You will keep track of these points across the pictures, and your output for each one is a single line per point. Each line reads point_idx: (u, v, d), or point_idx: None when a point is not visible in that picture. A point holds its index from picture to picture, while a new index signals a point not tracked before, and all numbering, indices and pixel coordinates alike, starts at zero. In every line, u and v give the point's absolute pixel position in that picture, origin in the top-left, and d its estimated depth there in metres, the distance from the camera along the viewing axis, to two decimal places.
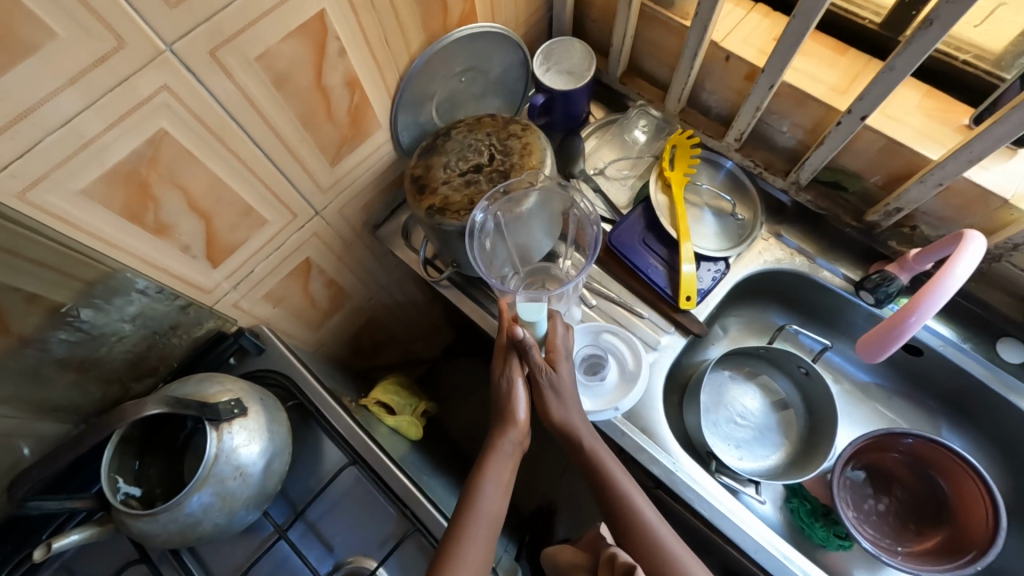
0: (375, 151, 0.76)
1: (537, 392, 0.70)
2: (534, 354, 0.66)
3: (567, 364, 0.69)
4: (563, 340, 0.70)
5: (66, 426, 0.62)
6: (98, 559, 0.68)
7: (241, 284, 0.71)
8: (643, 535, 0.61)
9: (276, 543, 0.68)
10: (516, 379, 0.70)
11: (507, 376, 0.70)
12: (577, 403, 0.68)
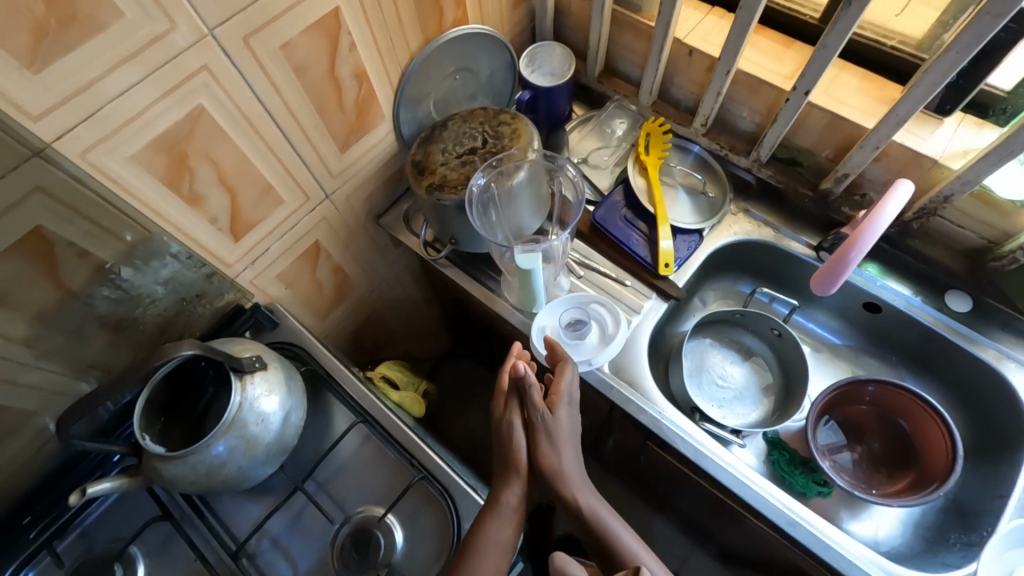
0: (379, 142, 0.84)
1: (532, 437, 0.72)
2: (534, 394, 0.71)
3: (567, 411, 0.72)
4: (566, 388, 0.73)
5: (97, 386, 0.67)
6: (123, 521, 0.72)
7: (257, 261, 0.78)
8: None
9: (294, 494, 0.73)
10: (515, 422, 0.72)
11: (506, 420, 0.73)
12: (571, 451, 0.72)
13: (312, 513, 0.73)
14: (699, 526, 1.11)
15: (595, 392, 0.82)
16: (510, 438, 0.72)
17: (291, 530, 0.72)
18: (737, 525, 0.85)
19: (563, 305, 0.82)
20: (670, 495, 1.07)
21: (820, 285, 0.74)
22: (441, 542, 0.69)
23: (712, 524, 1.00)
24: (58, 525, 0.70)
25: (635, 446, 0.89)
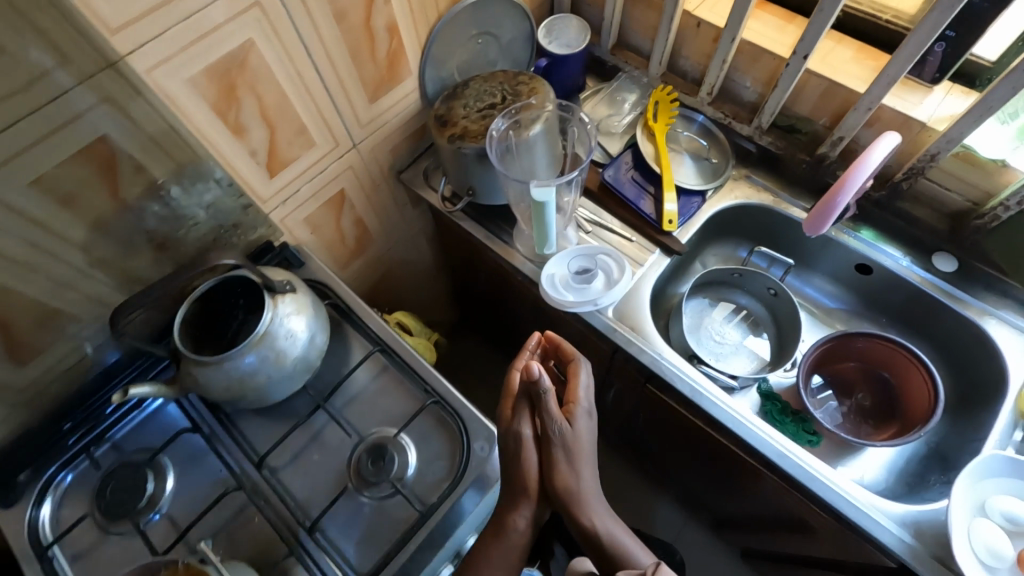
0: (405, 98, 0.90)
1: (546, 450, 0.75)
2: (551, 403, 0.73)
3: (584, 422, 0.76)
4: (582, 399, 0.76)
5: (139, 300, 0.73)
6: (154, 433, 0.78)
7: (288, 201, 0.84)
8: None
9: (316, 413, 0.78)
10: (525, 431, 0.75)
11: (515, 430, 0.75)
12: (586, 468, 0.75)
13: (330, 432, 0.78)
14: (694, 488, 1.15)
15: (599, 337, 0.87)
16: (520, 452, 0.74)
17: (312, 445, 0.77)
18: (728, 469, 0.89)
19: (570, 255, 0.87)
20: (667, 455, 1.11)
21: (811, 226, 0.78)
22: (451, 460, 0.74)
23: (706, 480, 1.04)
24: (95, 433, 0.76)
25: (635, 395, 0.94)
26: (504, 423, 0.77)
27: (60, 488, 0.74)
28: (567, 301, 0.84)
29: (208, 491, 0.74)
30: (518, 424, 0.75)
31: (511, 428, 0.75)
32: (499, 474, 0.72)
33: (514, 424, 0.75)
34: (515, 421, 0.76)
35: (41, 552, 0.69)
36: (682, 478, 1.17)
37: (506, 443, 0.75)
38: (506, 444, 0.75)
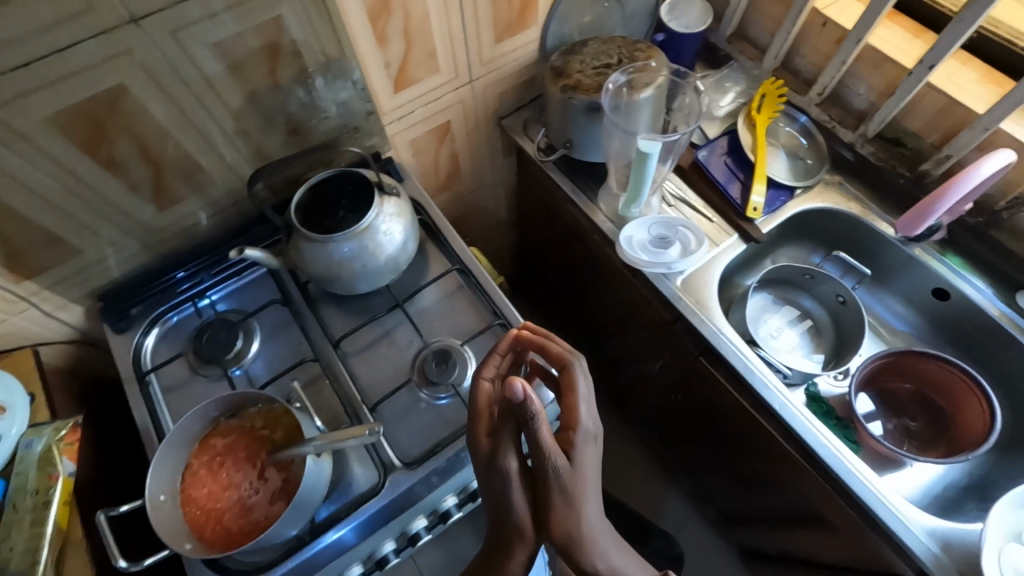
0: (525, 45, 0.95)
1: (539, 487, 0.58)
2: (544, 433, 0.55)
3: (589, 448, 0.60)
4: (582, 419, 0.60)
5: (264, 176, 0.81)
6: (249, 301, 0.87)
7: (402, 119, 0.90)
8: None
9: (392, 311, 0.84)
10: (511, 464, 0.57)
11: (498, 462, 0.57)
12: (592, 506, 0.59)
13: (401, 332, 0.84)
14: (711, 479, 1.17)
15: (662, 304, 0.91)
16: (508, 489, 0.57)
17: (382, 340, 0.84)
18: (757, 457, 0.91)
19: (651, 222, 0.91)
20: (693, 441, 1.13)
21: (907, 225, 0.86)
22: None
23: (727, 471, 1.06)
24: (201, 287, 0.85)
25: (681, 370, 0.97)
26: (483, 449, 0.59)
27: (162, 329, 0.83)
28: (641, 261, 0.88)
29: (286, 360, 0.82)
30: (504, 458, 0.57)
31: (492, 461, 0.58)
32: None
33: (500, 459, 0.57)
34: (496, 451, 0.58)
35: (140, 379, 0.79)
36: (701, 469, 1.19)
37: (488, 477, 0.58)
38: (487, 474, 0.58)
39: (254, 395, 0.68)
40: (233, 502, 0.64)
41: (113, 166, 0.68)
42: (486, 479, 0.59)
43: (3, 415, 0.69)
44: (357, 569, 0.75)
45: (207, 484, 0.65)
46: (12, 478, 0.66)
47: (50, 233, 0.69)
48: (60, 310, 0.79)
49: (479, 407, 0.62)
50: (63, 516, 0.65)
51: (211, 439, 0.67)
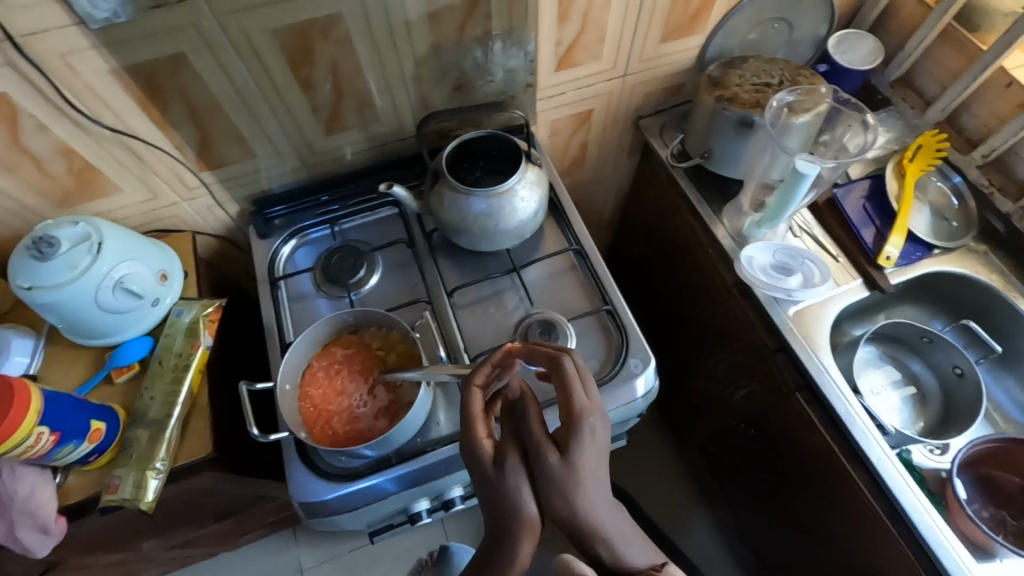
0: (686, 50, 0.96)
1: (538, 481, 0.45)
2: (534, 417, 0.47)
3: (602, 461, 0.46)
4: (588, 431, 0.46)
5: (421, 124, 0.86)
6: (376, 235, 0.92)
7: (553, 97, 0.93)
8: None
9: (507, 274, 0.88)
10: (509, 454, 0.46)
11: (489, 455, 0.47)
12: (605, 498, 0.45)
13: (510, 295, 0.87)
14: (758, 522, 1.14)
15: (766, 331, 0.89)
16: (511, 518, 0.44)
17: (489, 300, 0.87)
18: (829, 509, 0.88)
19: (775, 247, 0.89)
20: (753, 479, 1.11)
21: None
22: (602, 363, 0.81)
23: (784, 517, 1.03)
24: (339, 213, 0.92)
25: (767, 402, 0.95)
26: (479, 473, 0.46)
27: (297, 242, 0.91)
28: (759, 283, 0.87)
29: (400, 297, 0.87)
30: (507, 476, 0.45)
31: (488, 486, 0.45)
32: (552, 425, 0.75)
33: (496, 468, 0.46)
34: (497, 469, 0.46)
35: (272, 282, 0.86)
36: (750, 510, 1.16)
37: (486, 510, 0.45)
38: (483, 503, 0.45)
39: (379, 317, 0.74)
40: (345, 408, 0.70)
41: (307, 85, 0.74)
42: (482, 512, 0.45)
43: (164, 281, 0.77)
44: (425, 503, 0.79)
45: (324, 386, 0.71)
46: (161, 339, 0.74)
47: (237, 134, 0.77)
48: (219, 206, 0.87)
49: (467, 427, 0.49)
50: (196, 383, 0.73)
51: (333, 348, 0.73)
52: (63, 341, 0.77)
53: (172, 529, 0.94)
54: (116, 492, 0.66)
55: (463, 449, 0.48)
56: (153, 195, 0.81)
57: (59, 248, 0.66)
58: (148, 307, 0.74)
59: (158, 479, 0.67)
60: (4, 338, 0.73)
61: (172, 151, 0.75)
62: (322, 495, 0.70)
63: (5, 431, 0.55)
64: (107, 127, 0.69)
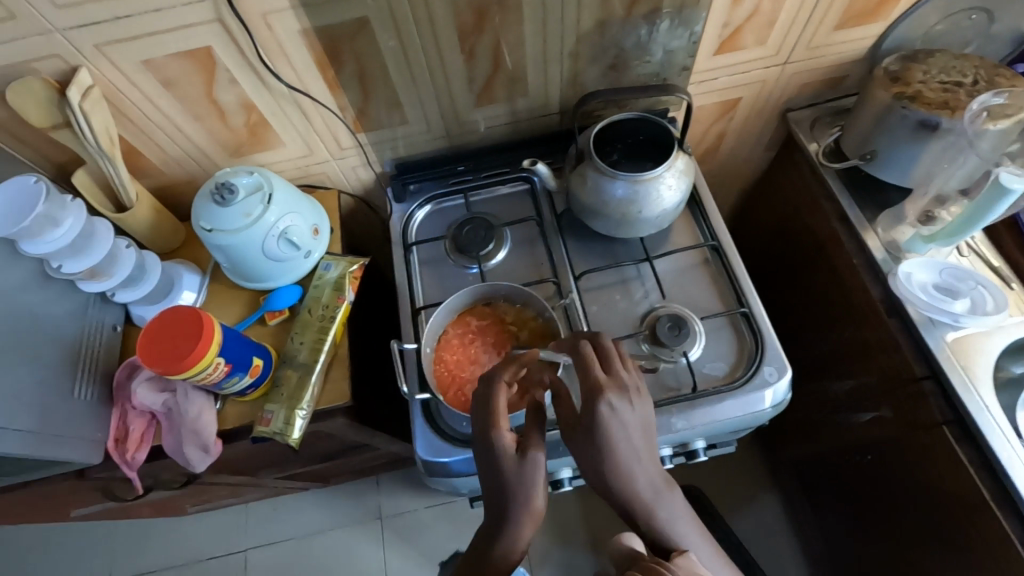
0: (861, 40, 0.87)
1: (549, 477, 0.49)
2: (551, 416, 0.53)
3: (639, 438, 0.50)
4: (620, 417, 0.50)
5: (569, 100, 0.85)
6: (506, 209, 0.93)
7: (704, 82, 0.89)
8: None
9: (639, 263, 0.86)
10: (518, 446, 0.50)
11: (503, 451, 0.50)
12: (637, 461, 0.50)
13: (637, 285, 0.85)
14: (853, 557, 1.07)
15: (913, 355, 0.82)
16: (535, 494, 0.48)
17: (616, 287, 0.85)
18: (961, 557, 0.80)
19: (943, 266, 0.80)
20: (857, 510, 1.03)
21: None
22: (730, 366, 0.78)
23: (892, 555, 0.96)
24: (473, 184, 0.92)
25: (899, 432, 0.87)
26: (501, 462, 0.49)
27: (431, 209, 0.93)
28: (916, 301, 0.79)
29: (526, 274, 0.87)
30: (532, 459, 0.49)
31: (511, 472, 0.49)
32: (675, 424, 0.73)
33: (520, 455, 0.50)
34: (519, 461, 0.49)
35: (405, 246, 0.89)
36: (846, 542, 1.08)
37: (508, 493, 0.48)
38: (508, 485, 0.49)
39: (520, 293, 0.75)
40: (483, 378, 0.72)
41: (469, 56, 0.75)
42: (505, 490, 0.49)
43: (316, 236, 0.81)
44: None
45: (462, 355, 0.74)
46: (311, 290, 0.79)
47: (395, 99, 0.79)
48: (364, 167, 0.90)
49: (491, 419, 0.51)
50: (338, 334, 0.77)
51: (469, 318, 0.76)
52: (223, 281, 0.83)
53: (286, 464, 1.01)
54: (268, 425, 0.72)
55: (486, 444, 0.50)
56: (309, 152, 0.85)
57: (238, 195, 0.71)
58: (302, 258, 0.79)
59: (304, 418, 0.72)
60: (177, 272, 0.81)
61: (336, 112, 0.78)
62: (443, 455, 0.73)
63: (191, 359, 0.61)
64: (286, 85, 0.72)
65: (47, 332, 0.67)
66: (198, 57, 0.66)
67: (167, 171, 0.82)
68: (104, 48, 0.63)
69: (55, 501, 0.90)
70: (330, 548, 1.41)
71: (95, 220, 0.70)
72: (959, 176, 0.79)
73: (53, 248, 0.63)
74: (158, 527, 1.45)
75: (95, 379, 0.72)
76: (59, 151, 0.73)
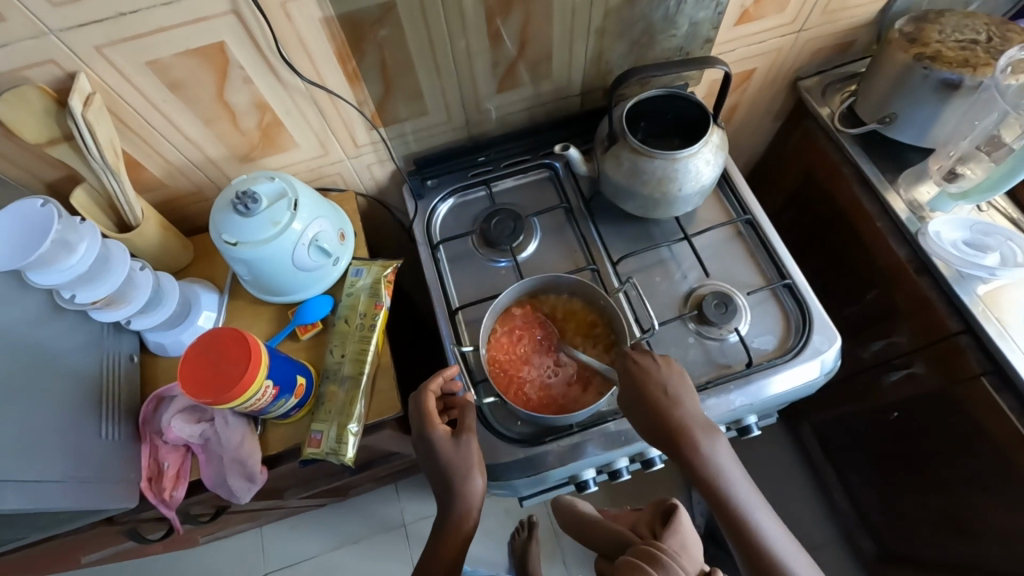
0: (872, 3, 0.88)
1: (475, 457, 0.63)
2: (466, 412, 0.65)
3: (687, 391, 0.62)
4: (667, 375, 0.62)
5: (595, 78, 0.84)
6: (530, 198, 0.89)
7: (721, 54, 0.88)
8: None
9: (680, 242, 0.84)
10: (441, 433, 0.63)
11: (429, 438, 0.64)
12: (693, 397, 0.62)
13: (675, 266, 0.83)
14: (881, 516, 1.08)
15: (946, 310, 0.82)
16: (468, 469, 0.62)
17: (652, 269, 0.83)
18: (999, 505, 0.81)
19: (971, 223, 0.82)
20: (885, 470, 1.04)
21: None
22: (778, 339, 0.78)
23: (923, 511, 0.97)
24: (494, 173, 0.89)
25: (927, 387, 0.88)
26: (437, 452, 0.63)
27: (453, 203, 0.88)
28: (946, 259, 0.80)
29: (562, 263, 0.84)
30: (465, 439, 0.63)
31: (449, 455, 0.63)
32: (735, 405, 0.72)
33: (454, 438, 0.64)
34: (454, 443, 0.63)
35: (432, 246, 0.84)
36: (874, 504, 1.10)
37: (447, 474, 0.62)
38: (448, 466, 0.62)
39: (572, 284, 0.74)
40: (542, 375, 0.72)
41: (496, 38, 0.72)
42: (446, 471, 0.62)
43: (343, 240, 0.76)
44: (592, 472, 0.73)
45: (523, 350, 0.73)
46: (344, 299, 0.75)
47: (418, 89, 0.75)
48: (379, 165, 0.85)
49: (423, 422, 0.64)
50: (380, 343, 0.73)
51: (521, 312, 0.75)
52: (244, 297, 0.78)
53: (313, 484, 0.96)
54: (319, 445, 0.67)
55: (423, 442, 0.64)
56: (324, 152, 0.79)
57: (261, 204, 0.65)
58: (331, 265, 0.75)
59: (356, 435, 0.68)
60: (193, 291, 0.75)
61: (354, 107, 0.74)
62: (502, 458, 0.69)
63: (242, 385, 0.57)
64: (305, 80, 0.67)
65: (69, 369, 0.61)
66: (210, 54, 0.61)
67: (170, 183, 0.75)
68: (104, 49, 0.56)
69: (71, 549, 0.83)
70: (354, 564, 1.35)
71: (108, 243, 0.65)
72: (981, 133, 0.79)
73: (68, 278, 0.58)
74: (167, 561, 1.37)
75: (120, 415, 0.66)
76: (53, 169, 0.66)
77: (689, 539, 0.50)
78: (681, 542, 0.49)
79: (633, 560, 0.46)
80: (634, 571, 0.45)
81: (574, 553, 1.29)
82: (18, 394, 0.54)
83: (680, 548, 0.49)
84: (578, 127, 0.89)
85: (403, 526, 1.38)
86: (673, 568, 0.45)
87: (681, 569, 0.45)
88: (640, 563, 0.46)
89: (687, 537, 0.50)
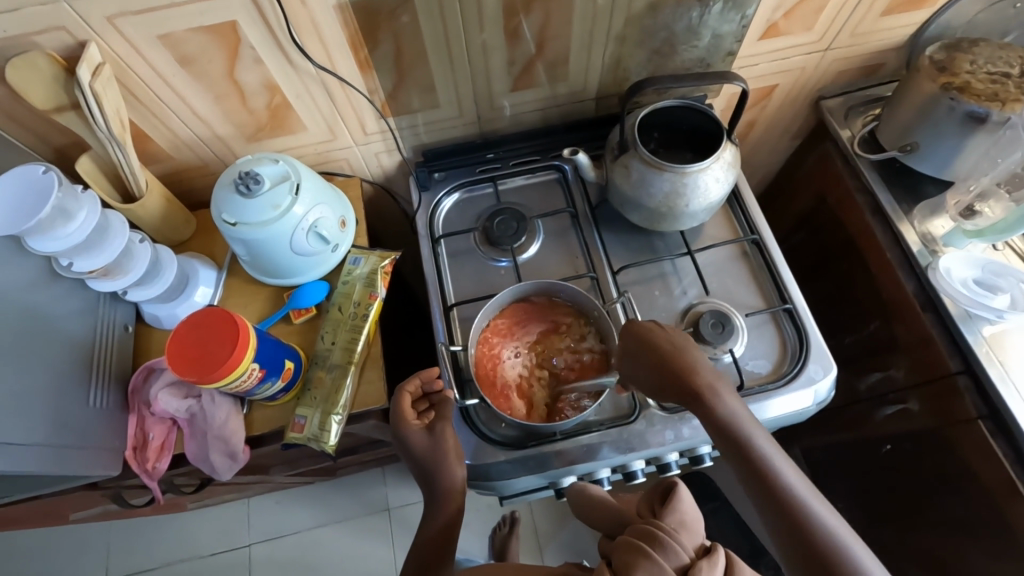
0: (905, 27, 0.85)
1: (448, 450, 0.63)
2: (443, 406, 0.65)
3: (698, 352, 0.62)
4: (677, 333, 0.64)
5: (612, 83, 0.83)
6: (535, 200, 0.88)
7: (743, 69, 0.86)
8: (836, 548, 0.49)
9: (683, 257, 0.83)
10: (416, 429, 0.64)
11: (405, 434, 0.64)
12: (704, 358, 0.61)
13: (675, 281, 0.82)
14: None
15: (947, 349, 0.80)
16: (444, 457, 0.63)
17: (653, 281, 0.82)
18: (982, 549, 0.80)
19: (983, 261, 0.80)
20: (871, 503, 1.03)
21: None
22: (773, 364, 0.76)
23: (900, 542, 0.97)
24: (500, 172, 0.88)
25: (920, 424, 0.87)
26: (414, 445, 0.63)
27: (458, 198, 0.88)
28: (960, 297, 0.77)
29: (561, 268, 0.83)
30: (439, 429, 0.63)
31: (423, 447, 0.63)
32: None
33: (429, 432, 0.64)
34: (429, 438, 0.63)
35: (433, 239, 0.84)
36: None
37: (427, 465, 0.63)
38: (426, 458, 0.63)
39: (569, 291, 0.74)
40: (515, 369, 0.73)
41: (512, 36, 0.71)
42: (425, 464, 0.63)
43: (343, 229, 0.76)
44: (573, 479, 0.72)
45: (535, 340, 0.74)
46: (339, 286, 0.75)
47: (431, 82, 0.74)
48: (387, 153, 0.85)
49: (399, 421, 0.64)
50: (371, 333, 0.73)
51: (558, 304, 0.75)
52: (240, 275, 0.78)
53: (297, 465, 0.97)
54: (302, 430, 0.68)
55: (399, 439, 0.64)
56: (331, 137, 0.79)
57: (263, 185, 0.65)
58: (329, 252, 0.75)
59: (339, 423, 0.68)
60: (191, 266, 0.75)
61: (365, 95, 0.73)
62: (484, 459, 0.69)
63: (228, 366, 0.57)
64: (316, 66, 0.67)
65: (61, 335, 0.62)
66: (222, 33, 0.60)
67: (176, 156, 0.75)
68: (116, 20, 0.56)
69: (56, 507, 0.85)
70: (336, 544, 1.36)
71: (109, 213, 0.65)
72: (1002, 170, 0.78)
73: (63, 247, 0.58)
74: (155, 523, 1.40)
75: (110, 384, 0.67)
76: (62, 135, 0.66)
77: (689, 515, 0.48)
78: (680, 519, 0.47)
79: (632, 539, 0.44)
80: (634, 552, 0.43)
81: (552, 553, 1.30)
82: (8, 357, 0.55)
83: (680, 525, 0.46)
84: (590, 130, 0.88)
85: (387, 511, 1.39)
86: (674, 546, 0.43)
87: (682, 549, 0.43)
88: (638, 542, 0.44)
89: (686, 514, 0.48)
